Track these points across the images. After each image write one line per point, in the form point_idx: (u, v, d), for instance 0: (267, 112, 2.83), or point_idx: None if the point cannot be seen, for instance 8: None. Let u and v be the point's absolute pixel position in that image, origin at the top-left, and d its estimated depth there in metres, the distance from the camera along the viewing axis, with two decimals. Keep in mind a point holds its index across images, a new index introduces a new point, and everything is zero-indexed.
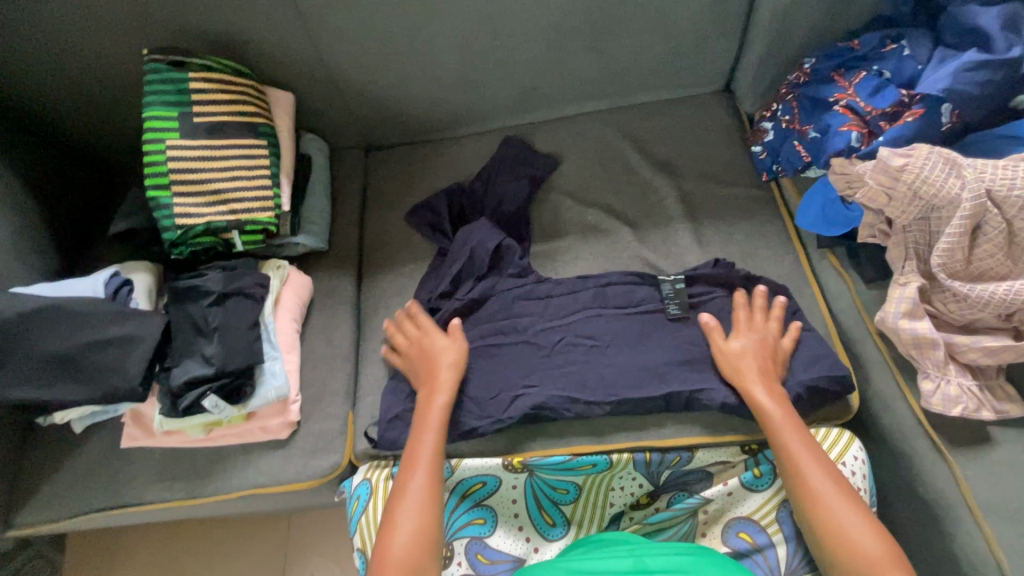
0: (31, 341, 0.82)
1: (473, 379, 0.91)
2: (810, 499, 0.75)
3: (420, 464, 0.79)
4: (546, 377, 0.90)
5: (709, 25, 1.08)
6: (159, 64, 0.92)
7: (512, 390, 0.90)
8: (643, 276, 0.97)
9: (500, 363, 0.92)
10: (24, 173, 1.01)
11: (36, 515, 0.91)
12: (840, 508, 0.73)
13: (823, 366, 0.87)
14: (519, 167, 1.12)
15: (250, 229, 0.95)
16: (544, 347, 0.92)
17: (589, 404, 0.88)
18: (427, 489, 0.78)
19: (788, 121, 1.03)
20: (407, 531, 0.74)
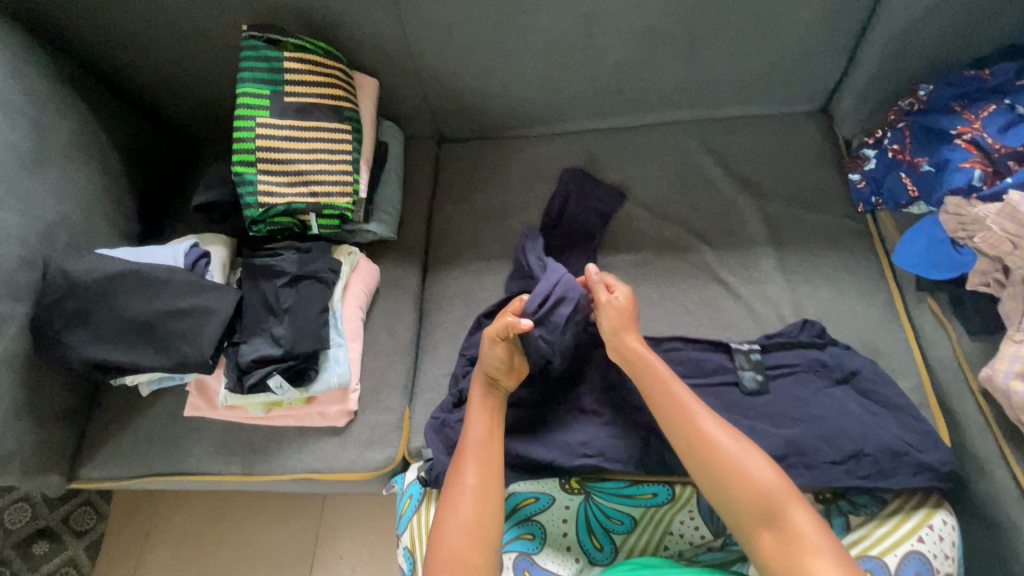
0: (113, 303, 0.84)
1: (529, 439, 0.88)
2: (706, 448, 0.74)
3: (467, 460, 0.79)
4: (607, 442, 0.85)
5: (816, 41, 1.01)
6: (257, 42, 0.93)
7: (574, 452, 0.85)
8: (716, 343, 0.90)
9: (559, 421, 0.89)
10: (116, 140, 1.04)
11: (97, 472, 0.93)
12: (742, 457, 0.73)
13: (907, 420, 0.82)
14: (587, 202, 1.06)
15: (328, 213, 0.95)
16: (602, 415, 0.88)
17: (650, 458, 0.85)
18: (478, 480, 0.77)
19: (896, 151, 0.96)
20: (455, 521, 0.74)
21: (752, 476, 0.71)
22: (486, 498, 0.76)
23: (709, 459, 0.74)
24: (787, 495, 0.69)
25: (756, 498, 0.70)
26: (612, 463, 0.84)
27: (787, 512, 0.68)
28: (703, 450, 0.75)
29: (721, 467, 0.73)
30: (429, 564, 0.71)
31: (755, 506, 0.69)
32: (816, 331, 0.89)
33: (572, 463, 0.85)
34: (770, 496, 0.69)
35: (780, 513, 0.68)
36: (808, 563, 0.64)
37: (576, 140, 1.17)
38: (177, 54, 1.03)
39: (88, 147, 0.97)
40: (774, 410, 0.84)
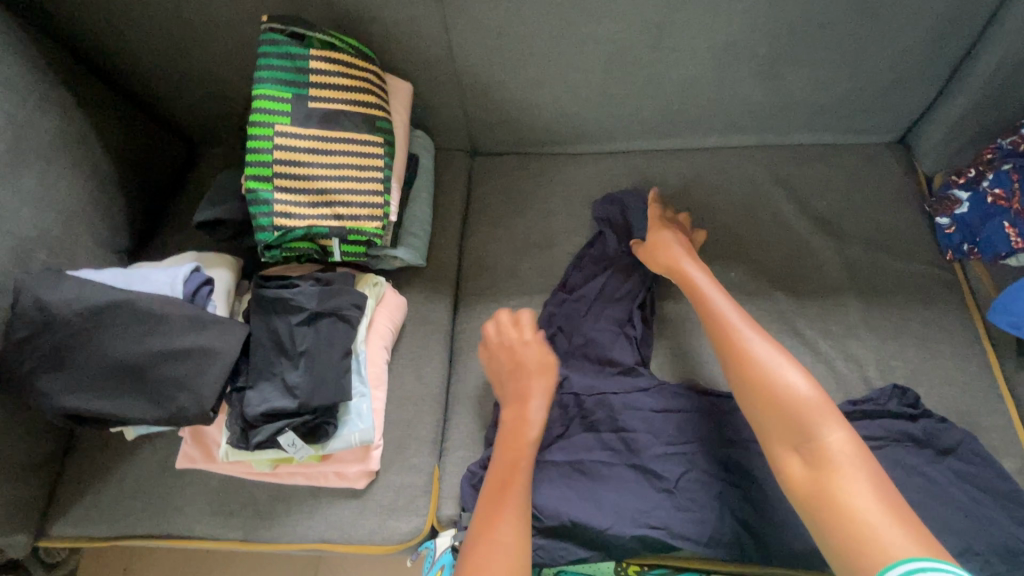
0: (98, 341, 0.70)
1: (580, 499, 0.74)
2: (741, 363, 0.69)
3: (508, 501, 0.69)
4: (671, 515, 0.73)
5: (910, 67, 0.90)
6: (278, 36, 0.79)
7: (632, 523, 0.72)
8: None
9: (611, 486, 0.75)
10: (108, 140, 0.90)
11: (70, 532, 0.80)
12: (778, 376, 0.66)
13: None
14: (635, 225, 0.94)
15: (353, 238, 0.82)
16: (664, 480, 0.75)
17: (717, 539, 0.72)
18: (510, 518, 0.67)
19: (998, 195, 0.85)
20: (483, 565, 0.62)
21: (789, 393, 0.65)
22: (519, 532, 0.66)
23: (738, 365, 0.69)
24: (824, 415, 0.62)
25: (788, 416, 0.63)
26: (677, 541, 0.72)
27: (819, 433, 0.62)
28: (737, 365, 0.69)
29: (754, 382, 0.67)
30: None
31: (787, 423, 0.63)
32: (907, 400, 0.78)
33: (633, 529, 0.72)
34: (803, 416, 0.63)
35: (813, 433, 0.61)
36: (837, 481, 0.58)
37: (627, 161, 1.05)
38: (184, 44, 0.89)
39: (74, 148, 0.84)
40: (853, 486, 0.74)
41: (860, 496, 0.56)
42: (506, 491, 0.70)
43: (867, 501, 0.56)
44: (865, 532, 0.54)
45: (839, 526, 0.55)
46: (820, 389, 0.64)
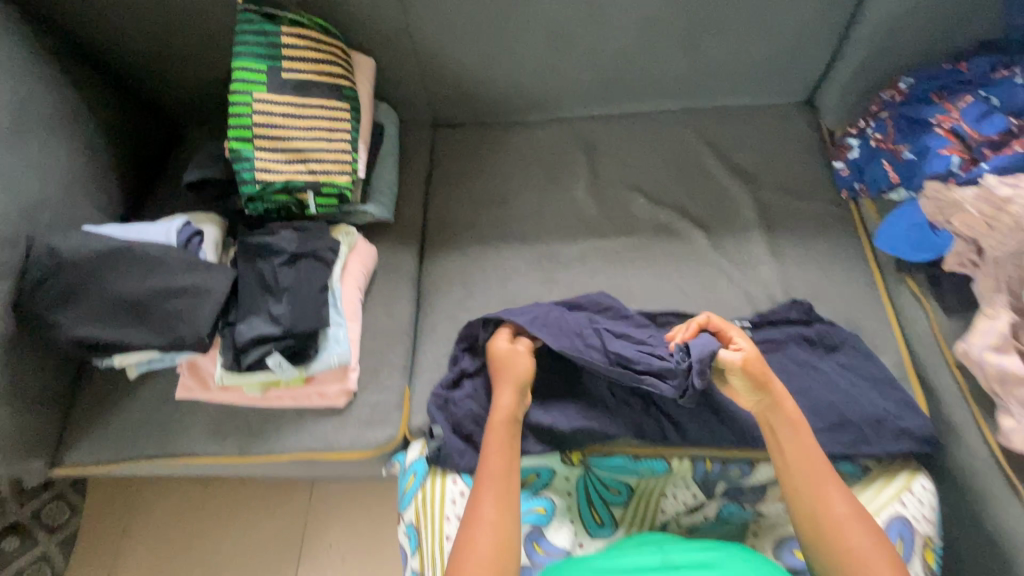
0: (104, 281, 0.81)
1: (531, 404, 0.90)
2: (816, 464, 0.76)
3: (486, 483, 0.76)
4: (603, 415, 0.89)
5: (805, 34, 1.05)
6: (252, 15, 0.91)
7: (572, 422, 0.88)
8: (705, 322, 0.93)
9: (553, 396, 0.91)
10: (98, 116, 1.00)
11: (81, 458, 0.90)
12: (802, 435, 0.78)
13: (893, 391, 0.86)
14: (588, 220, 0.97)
15: (326, 191, 0.94)
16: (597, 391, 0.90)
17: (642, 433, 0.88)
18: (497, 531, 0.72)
19: (879, 139, 1.00)
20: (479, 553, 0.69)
21: (842, 506, 0.73)
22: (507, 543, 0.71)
23: (817, 464, 0.76)
24: (870, 525, 0.72)
25: (846, 521, 0.72)
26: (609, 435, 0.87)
27: (834, 492, 0.74)
28: (810, 463, 0.76)
29: (826, 492, 0.74)
30: None
31: (841, 524, 0.72)
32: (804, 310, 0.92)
33: (574, 424, 0.88)
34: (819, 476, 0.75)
35: (862, 531, 0.71)
36: (841, 531, 0.71)
37: (572, 125, 1.18)
38: (165, 27, 0.99)
39: (71, 122, 0.94)
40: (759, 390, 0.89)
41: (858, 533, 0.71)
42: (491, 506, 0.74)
43: (868, 546, 0.70)
44: None
45: None
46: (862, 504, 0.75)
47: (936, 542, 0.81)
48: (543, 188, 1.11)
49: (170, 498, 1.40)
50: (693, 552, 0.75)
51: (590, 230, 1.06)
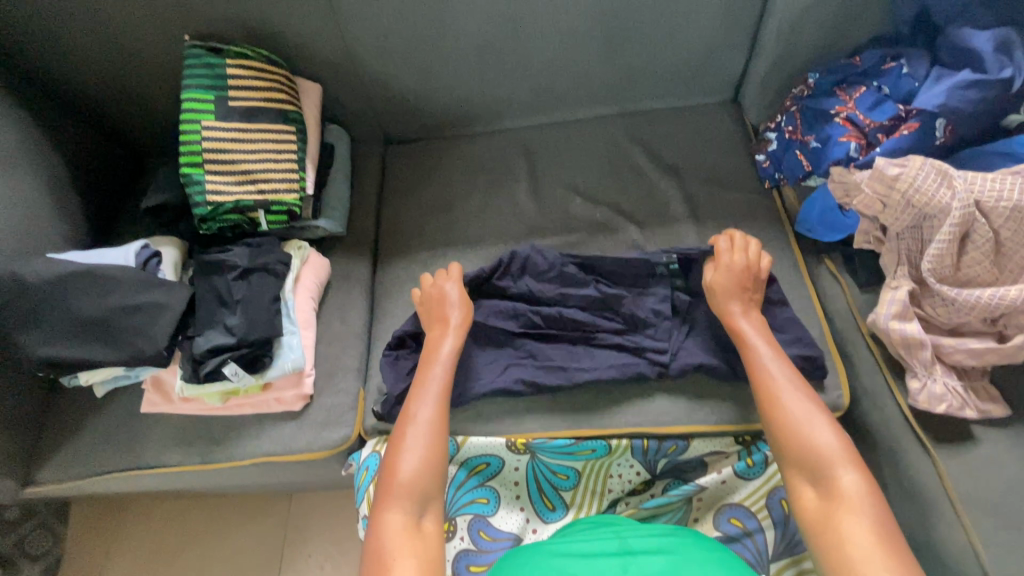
0: (66, 303, 0.87)
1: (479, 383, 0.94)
2: (774, 403, 0.81)
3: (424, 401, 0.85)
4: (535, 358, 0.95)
5: (718, 38, 1.14)
6: (200, 51, 0.98)
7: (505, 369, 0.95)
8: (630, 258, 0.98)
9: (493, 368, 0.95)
10: (63, 149, 1.06)
11: (54, 475, 0.95)
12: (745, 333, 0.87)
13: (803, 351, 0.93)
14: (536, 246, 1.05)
15: (276, 209, 1.00)
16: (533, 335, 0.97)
17: (578, 370, 0.94)
18: (423, 449, 0.80)
19: (791, 132, 1.07)
20: (409, 462, 0.79)
21: (815, 444, 0.76)
22: (436, 457, 0.81)
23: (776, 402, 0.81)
24: (843, 461, 0.74)
25: (813, 459, 0.75)
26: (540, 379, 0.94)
27: (807, 428, 0.77)
28: (772, 403, 0.81)
29: (789, 431, 0.78)
30: (383, 499, 0.76)
31: (809, 462, 0.75)
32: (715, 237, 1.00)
33: (507, 382, 0.94)
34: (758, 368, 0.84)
35: (830, 474, 0.74)
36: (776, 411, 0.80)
37: (515, 134, 1.26)
38: (121, 64, 1.06)
39: (36, 157, 1.00)
40: (679, 323, 0.96)
41: (806, 417, 0.78)
42: (422, 425, 0.82)
43: (823, 458, 0.75)
44: (845, 545, 0.68)
45: (829, 540, 0.70)
46: (842, 440, 0.76)
47: None
48: (487, 194, 1.18)
49: (150, 520, 1.42)
50: (650, 537, 0.72)
51: (532, 230, 1.13)
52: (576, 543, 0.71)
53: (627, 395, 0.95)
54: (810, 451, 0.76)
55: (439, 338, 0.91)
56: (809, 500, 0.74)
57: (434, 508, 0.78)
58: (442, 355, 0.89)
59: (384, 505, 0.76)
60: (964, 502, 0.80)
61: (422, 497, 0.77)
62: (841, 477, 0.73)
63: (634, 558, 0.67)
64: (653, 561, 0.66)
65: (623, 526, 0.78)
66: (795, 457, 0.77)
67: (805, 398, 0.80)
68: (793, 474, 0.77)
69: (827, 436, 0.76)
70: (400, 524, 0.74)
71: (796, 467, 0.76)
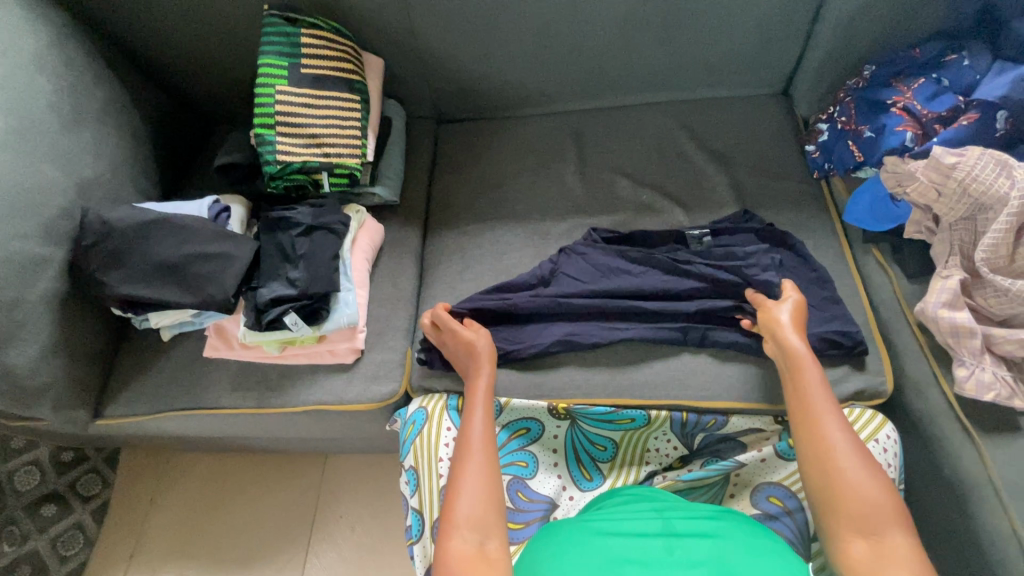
0: (145, 246, 0.93)
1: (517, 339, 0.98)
2: (817, 439, 0.76)
3: (472, 434, 0.82)
4: (572, 314, 0.99)
5: (774, 29, 1.15)
6: (276, 19, 1.04)
7: (544, 321, 0.99)
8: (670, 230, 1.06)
9: (533, 320, 1.00)
10: (143, 112, 1.14)
11: (121, 409, 1.02)
12: (806, 368, 0.83)
13: (840, 326, 0.94)
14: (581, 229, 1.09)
15: (339, 172, 1.06)
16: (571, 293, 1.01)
17: (614, 329, 0.97)
18: (482, 489, 0.76)
19: (844, 122, 1.07)
20: (470, 498, 0.75)
21: (861, 493, 0.71)
22: (493, 490, 0.77)
23: (819, 438, 0.76)
24: (892, 518, 0.69)
25: (862, 510, 0.70)
26: (577, 331, 0.97)
27: (852, 472, 0.72)
28: (812, 438, 0.77)
29: (836, 470, 0.73)
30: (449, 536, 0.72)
31: (858, 512, 0.70)
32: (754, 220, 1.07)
33: (540, 345, 0.97)
34: (817, 409, 0.79)
35: (879, 530, 0.69)
36: (839, 463, 0.73)
37: (564, 118, 1.29)
38: (201, 36, 1.13)
39: (119, 116, 1.08)
40: (721, 286, 0.99)
41: (850, 456, 0.74)
42: (473, 463, 0.78)
43: (872, 505, 0.70)
44: None
45: None
46: (891, 493, 0.71)
47: (899, 486, 0.89)
48: (536, 173, 1.21)
49: (192, 472, 1.49)
50: (694, 519, 0.74)
51: (579, 209, 1.16)
52: (619, 522, 0.74)
53: (667, 368, 0.97)
54: (853, 498, 0.71)
55: (473, 378, 0.91)
56: (858, 555, 0.68)
57: (499, 537, 0.72)
58: (479, 395, 0.88)
59: (448, 537, 0.72)
60: (1009, 491, 0.79)
61: (483, 527, 0.72)
62: (891, 538, 0.68)
63: (679, 541, 0.69)
64: (699, 544, 0.68)
65: (666, 504, 0.80)
66: (847, 511, 0.70)
67: (855, 441, 0.76)
68: (841, 524, 0.70)
69: (884, 496, 0.71)
70: (465, 550, 0.70)
71: (845, 518, 0.70)
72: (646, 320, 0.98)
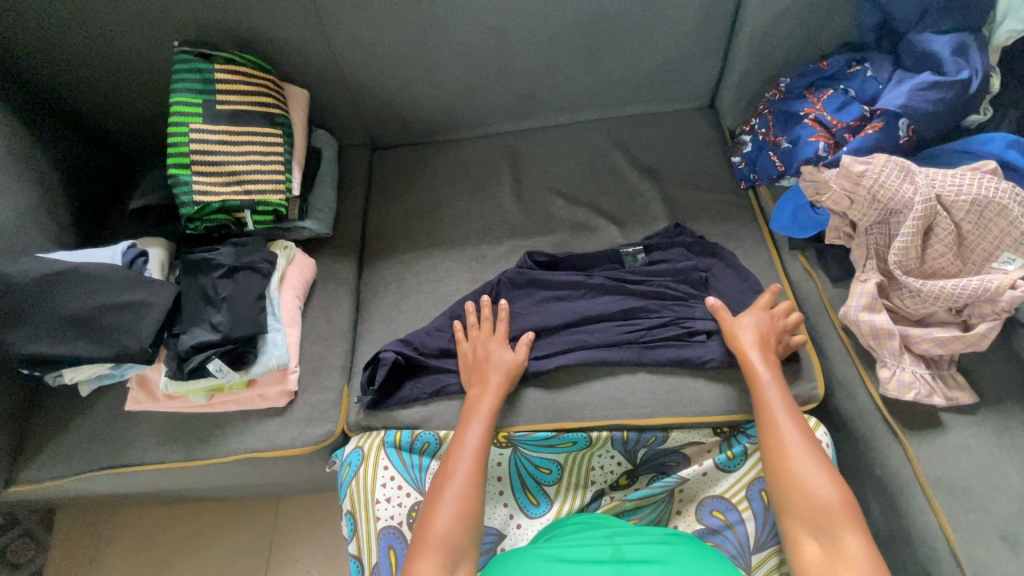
0: (51, 300, 0.88)
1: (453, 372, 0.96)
2: (775, 442, 0.79)
3: (466, 451, 0.81)
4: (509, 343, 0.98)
5: (694, 45, 1.18)
6: (188, 56, 1.01)
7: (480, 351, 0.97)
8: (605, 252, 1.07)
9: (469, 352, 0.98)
10: (54, 156, 1.09)
11: (37, 474, 0.95)
12: (759, 378, 0.86)
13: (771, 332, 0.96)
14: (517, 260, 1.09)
15: (262, 209, 1.02)
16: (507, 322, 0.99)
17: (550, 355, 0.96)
18: (464, 506, 0.75)
19: (764, 134, 1.11)
20: (448, 516, 0.74)
21: (815, 493, 0.73)
22: (472, 516, 0.75)
23: (777, 443, 0.79)
24: (844, 517, 0.71)
25: (813, 512, 0.72)
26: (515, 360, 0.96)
27: (804, 474, 0.75)
28: (772, 442, 0.80)
29: (788, 473, 0.76)
30: (422, 551, 0.71)
31: (811, 513, 0.72)
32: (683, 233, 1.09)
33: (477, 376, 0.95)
34: (771, 414, 0.82)
35: (830, 529, 0.70)
36: (790, 465, 0.76)
37: (498, 140, 1.29)
38: (112, 72, 1.09)
39: (25, 162, 1.02)
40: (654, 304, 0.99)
41: (807, 458, 0.76)
42: (459, 478, 0.78)
43: (826, 504, 0.72)
44: None
45: None
46: (844, 492, 0.73)
47: None
48: (472, 197, 1.21)
49: (132, 529, 1.41)
50: (642, 545, 0.73)
51: (515, 231, 1.15)
52: (568, 550, 0.72)
53: (607, 388, 0.96)
54: (804, 498, 0.73)
55: (479, 395, 0.89)
56: (813, 560, 0.70)
57: (468, 559, 0.72)
58: (482, 414, 0.86)
59: (416, 556, 0.70)
60: (935, 488, 0.81)
61: (455, 553, 0.71)
62: (846, 539, 0.69)
63: (628, 567, 0.68)
64: (648, 570, 0.67)
65: (614, 530, 0.79)
66: (800, 512, 0.73)
67: (811, 444, 0.78)
68: (794, 526, 0.73)
69: (834, 495, 0.72)
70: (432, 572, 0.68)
71: (801, 522, 0.72)
72: (580, 338, 0.97)
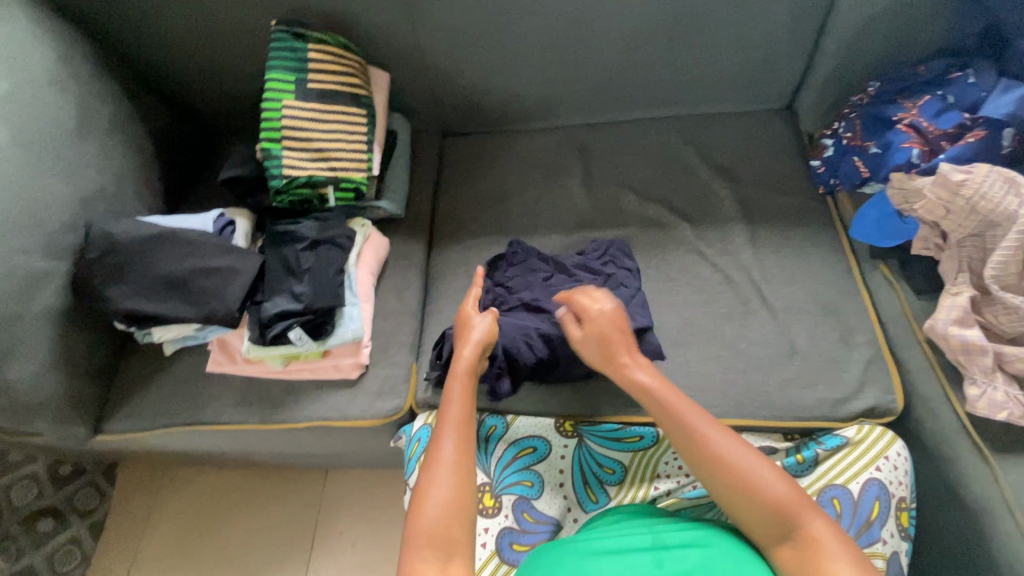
0: (149, 261, 0.93)
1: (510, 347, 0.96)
2: (693, 442, 0.76)
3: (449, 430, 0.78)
4: None
5: (779, 45, 1.15)
6: (284, 34, 1.05)
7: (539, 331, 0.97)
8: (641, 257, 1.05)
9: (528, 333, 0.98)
10: (150, 126, 1.14)
11: (121, 424, 1.00)
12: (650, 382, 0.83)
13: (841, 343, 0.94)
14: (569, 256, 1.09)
15: (345, 187, 1.06)
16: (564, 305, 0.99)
17: None
18: (455, 491, 0.72)
19: (849, 138, 1.06)
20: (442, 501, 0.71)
21: (762, 487, 0.70)
22: (464, 499, 0.72)
23: (697, 444, 0.76)
24: (802, 508, 0.68)
25: (772, 507, 0.69)
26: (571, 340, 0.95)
27: (736, 467, 0.72)
28: (691, 443, 0.76)
29: (727, 471, 0.72)
30: (416, 544, 0.67)
31: (771, 511, 0.69)
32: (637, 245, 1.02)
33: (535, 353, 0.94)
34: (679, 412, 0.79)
35: (795, 525, 0.67)
36: (721, 460, 0.74)
37: (568, 132, 1.29)
38: (206, 48, 1.13)
39: (125, 129, 1.08)
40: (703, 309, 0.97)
41: (732, 453, 0.74)
42: (449, 463, 0.74)
43: (783, 497, 0.69)
44: None
45: None
46: (787, 482, 0.71)
47: (910, 505, 0.88)
48: (541, 187, 1.21)
49: (188, 487, 1.46)
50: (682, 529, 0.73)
51: (584, 223, 1.15)
52: (609, 538, 0.73)
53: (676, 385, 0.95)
54: (758, 494, 0.70)
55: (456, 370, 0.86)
56: (785, 557, 0.67)
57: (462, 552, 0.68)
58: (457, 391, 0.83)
59: (412, 553, 0.67)
60: None
61: (448, 543, 0.68)
62: (812, 527, 0.67)
63: (668, 553, 0.69)
64: (688, 555, 0.68)
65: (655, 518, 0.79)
66: (761, 512, 0.69)
67: (727, 437, 0.76)
68: (760, 526, 0.69)
69: (782, 486, 0.70)
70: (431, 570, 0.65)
71: (765, 523, 0.69)
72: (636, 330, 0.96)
